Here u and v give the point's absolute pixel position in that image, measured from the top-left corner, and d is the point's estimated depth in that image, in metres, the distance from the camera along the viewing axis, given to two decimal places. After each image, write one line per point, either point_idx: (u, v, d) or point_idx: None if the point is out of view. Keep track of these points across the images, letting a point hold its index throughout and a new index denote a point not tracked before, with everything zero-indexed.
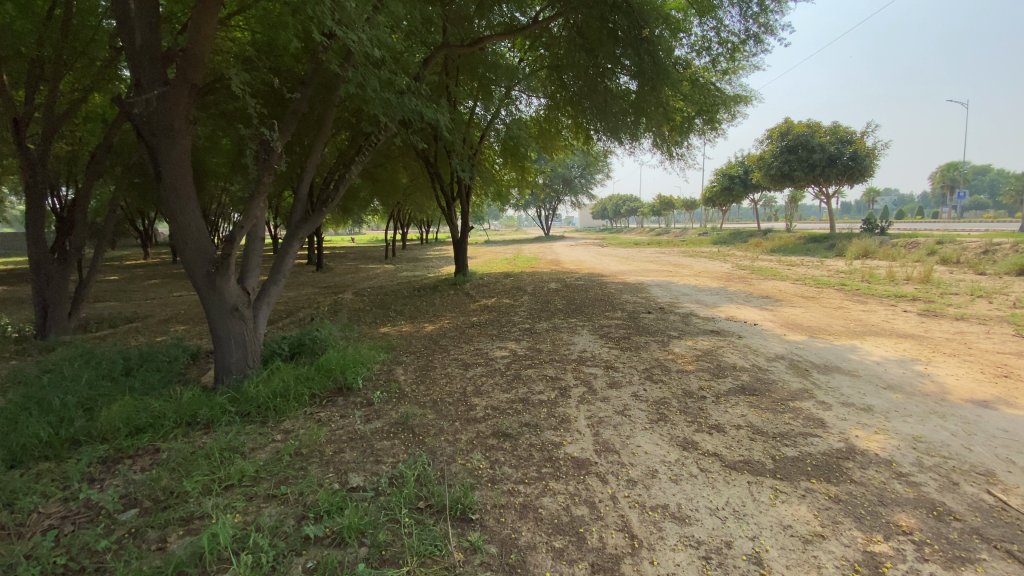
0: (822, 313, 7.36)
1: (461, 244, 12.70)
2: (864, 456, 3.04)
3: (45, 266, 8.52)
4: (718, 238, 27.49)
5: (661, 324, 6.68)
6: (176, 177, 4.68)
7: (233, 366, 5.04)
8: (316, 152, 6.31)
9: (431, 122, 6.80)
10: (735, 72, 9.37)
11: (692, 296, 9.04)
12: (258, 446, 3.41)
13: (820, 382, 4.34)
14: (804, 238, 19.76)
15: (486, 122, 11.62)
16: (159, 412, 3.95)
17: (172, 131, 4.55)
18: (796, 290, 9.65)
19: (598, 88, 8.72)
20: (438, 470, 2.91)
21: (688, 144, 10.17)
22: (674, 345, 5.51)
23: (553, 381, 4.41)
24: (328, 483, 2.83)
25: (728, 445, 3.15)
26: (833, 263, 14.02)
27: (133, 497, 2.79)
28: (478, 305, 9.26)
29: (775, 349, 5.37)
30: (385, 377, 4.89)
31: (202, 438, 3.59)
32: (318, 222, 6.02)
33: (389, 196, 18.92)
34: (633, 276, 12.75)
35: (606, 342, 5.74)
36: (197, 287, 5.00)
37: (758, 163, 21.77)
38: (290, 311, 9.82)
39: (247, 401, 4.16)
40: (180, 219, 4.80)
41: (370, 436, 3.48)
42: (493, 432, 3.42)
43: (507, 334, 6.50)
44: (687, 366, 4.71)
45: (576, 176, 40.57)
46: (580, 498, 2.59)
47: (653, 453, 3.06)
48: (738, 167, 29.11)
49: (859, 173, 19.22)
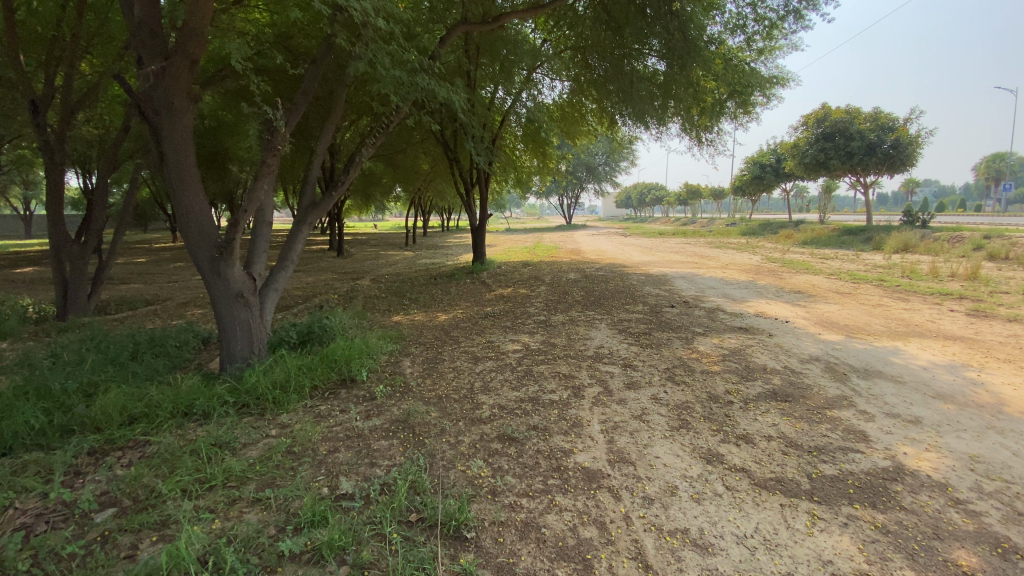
0: (859, 310, 6.88)
1: (479, 231, 12.40)
2: (914, 478, 2.70)
3: (64, 249, 8.59)
4: (746, 229, 26.61)
5: (685, 318, 6.31)
6: (178, 157, 4.52)
7: (238, 354, 4.89)
8: (327, 133, 6.06)
9: (445, 101, 6.48)
10: (771, 52, 8.80)
11: (719, 290, 8.59)
12: (251, 442, 3.22)
13: (860, 389, 3.96)
14: (838, 231, 18.89)
15: (508, 106, 11.23)
16: (155, 401, 3.81)
17: (172, 108, 4.38)
18: (830, 285, 9.10)
19: (624, 70, 8.40)
20: (435, 478, 2.67)
21: (719, 128, 9.63)
22: (698, 342, 5.16)
23: (567, 379, 4.13)
24: (317, 487, 2.63)
25: (758, 459, 2.84)
26: (870, 257, 13.30)
27: (112, 496, 2.65)
28: (494, 295, 9.00)
29: (809, 349, 4.97)
30: (391, 370, 4.66)
31: (195, 431, 3.44)
32: (328, 206, 5.80)
33: (409, 182, 18.71)
34: (658, 267, 12.33)
35: (624, 338, 5.41)
36: (201, 272, 4.85)
37: (792, 151, 20.87)
38: (306, 297, 9.73)
39: (246, 391, 3.99)
40: (183, 201, 4.64)
41: (368, 434, 3.27)
42: (498, 435, 3.16)
43: (522, 326, 6.23)
44: (712, 367, 4.36)
45: (600, 164, 39.78)
46: (588, 517, 2.32)
47: (673, 466, 2.75)
48: (770, 155, 28.04)
49: (901, 163, 18.20)
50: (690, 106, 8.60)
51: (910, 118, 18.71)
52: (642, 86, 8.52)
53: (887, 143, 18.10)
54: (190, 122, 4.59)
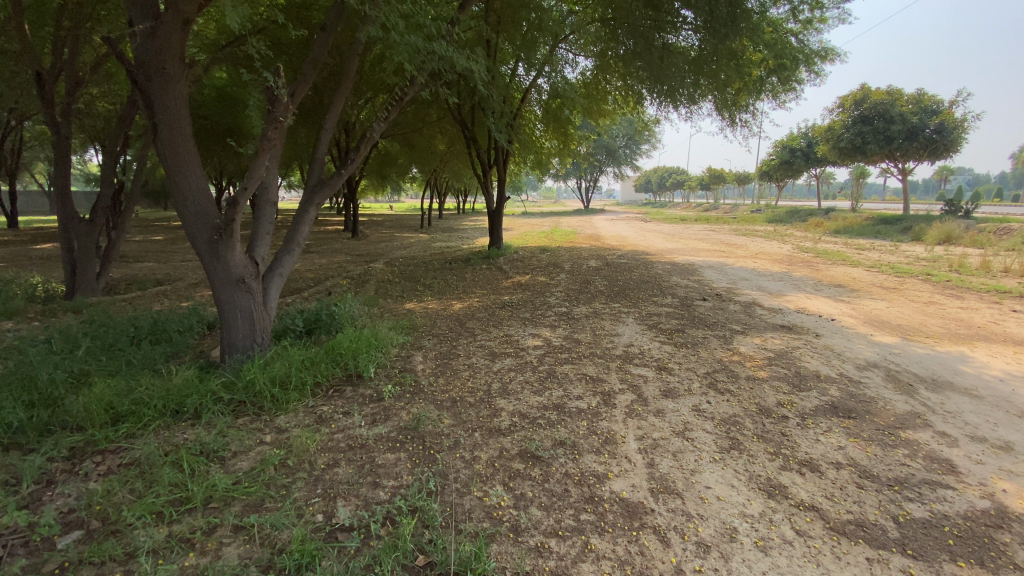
0: (910, 309, 6.32)
1: (496, 215, 11.90)
2: (1022, 524, 2.25)
3: (72, 227, 8.35)
4: (773, 216, 25.66)
5: (720, 314, 5.81)
6: (172, 128, 4.11)
7: (240, 344, 4.55)
8: (336, 106, 5.62)
9: (463, 71, 6.00)
10: (819, 23, 8.08)
11: (752, 282, 8.04)
12: (241, 450, 2.86)
13: (934, 405, 3.48)
14: (873, 219, 18.00)
15: (529, 83, 10.74)
16: (144, 397, 3.47)
17: (164, 73, 3.96)
18: (873, 279, 8.48)
19: (654, 45, 7.82)
20: (448, 506, 2.28)
21: (756, 107, 8.96)
22: (738, 342, 4.69)
23: (595, 383, 3.70)
24: (310, 514, 2.26)
25: (829, 494, 2.43)
26: (910, 248, 12.53)
27: (79, 517, 2.30)
28: (511, 282, 8.57)
29: (864, 353, 4.48)
30: (401, 366, 4.28)
31: (183, 434, 3.09)
32: (336, 185, 5.39)
33: (426, 162, 18.24)
34: (683, 255, 11.77)
35: (656, 335, 4.96)
36: (200, 254, 4.48)
37: (826, 134, 19.87)
38: (318, 280, 9.42)
39: (243, 387, 3.64)
40: (179, 178, 4.24)
41: (372, 445, 2.89)
42: (520, 451, 2.75)
43: (542, 319, 5.80)
44: (759, 373, 3.90)
45: (621, 146, 38.72)
46: (632, 568, 1.92)
47: (728, 501, 2.33)
48: (800, 139, 26.90)
49: (944, 148, 17.17)
50: (729, 81, 7.94)
51: (956, 102, 17.61)
52: (671, 62, 7.88)
53: (930, 128, 17.09)
54: (186, 90, 4.17)
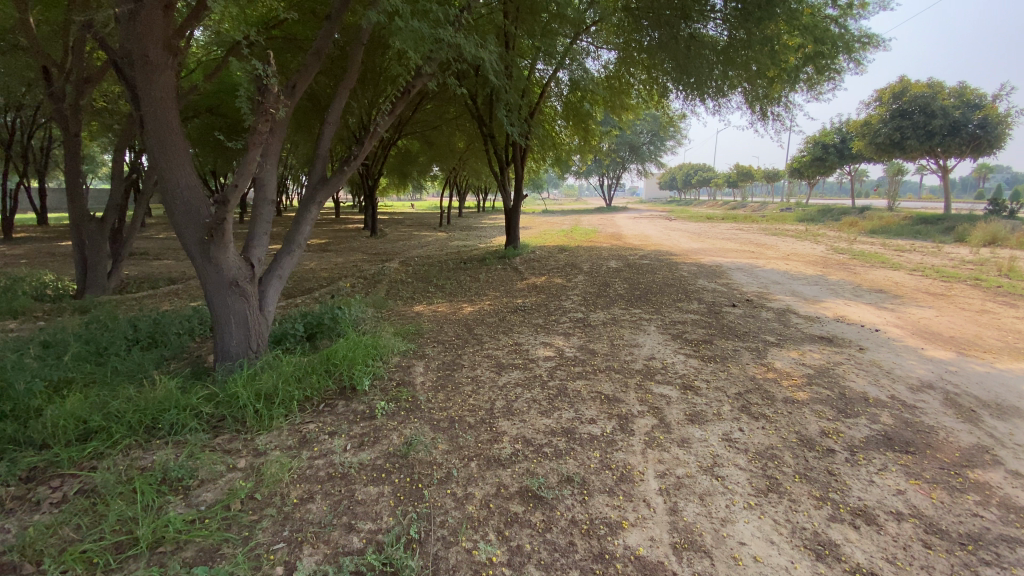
0: (961, 318, 5.74)
1: (514, 214, 11.47)
2: None
3: (83, 225, 8.32)
4: (803, 215, 24.71)
5: (751, 323, 5.34)
6: (158, 122, 3.88)
7: (234, 351, 4.29)
8: (340, 98, 5.32)
9: (472, 58, 5.67)
10: (862, 7, 7.48)
11: (785, 286, 7.51)
12: (209, 477, 2.56)
13: (1005, 437, 2.98)
14: (911, 219, 17.07)
15: (547, 78, 10.34)
16: (120, 410, 3.22)
17: (147, 61, 3.75)
18: (917, 284, 7.84)
19: (680, 36, 7.41)
20: (429, 562, 1.94)
21: (789, 99, 8.40)
22: (773, 357, 4.23)
23: (610, 405, 3.30)
24: (269, 566, 1.94)
25: (890, 556, 1.99)
26: (954, 250, 11.70)
27: (11, 559, 2.04)
28: (525, 283, 8.20)
29: (915, 372, 3.97)
30: (400, 377, 3.93)
31: (150, 457, 2.83)
32: (339, 182, 5.08)
33: (444, 161, 17.98)
34: (708, 256, 11.21)
35: (680, 346, 4.53)
36: (191, 256, 4.21)
37: (862, 129, 18.95)
38: (330, 280, 9.20)
39: (226, 402, 3.35)
40: (168, 174, 4.00)
41: (354, 475, 2.55)
42: (520, 490, 2.38)
43: (556, 325, 5.42)
44: (797, 395, 3.45)
45: (644, 143, 37.93)
46: None
47: (767, 564, 1.93)
48: (834, 134, 25.83)
49: (989, 144, 16.15)
50: (761, 72, 7.43)
51: (1001, 95, 16.57)
52: (699, 55, 7.47)
53: (973, 123, 16.07)
54: (173, 81, 3.95)
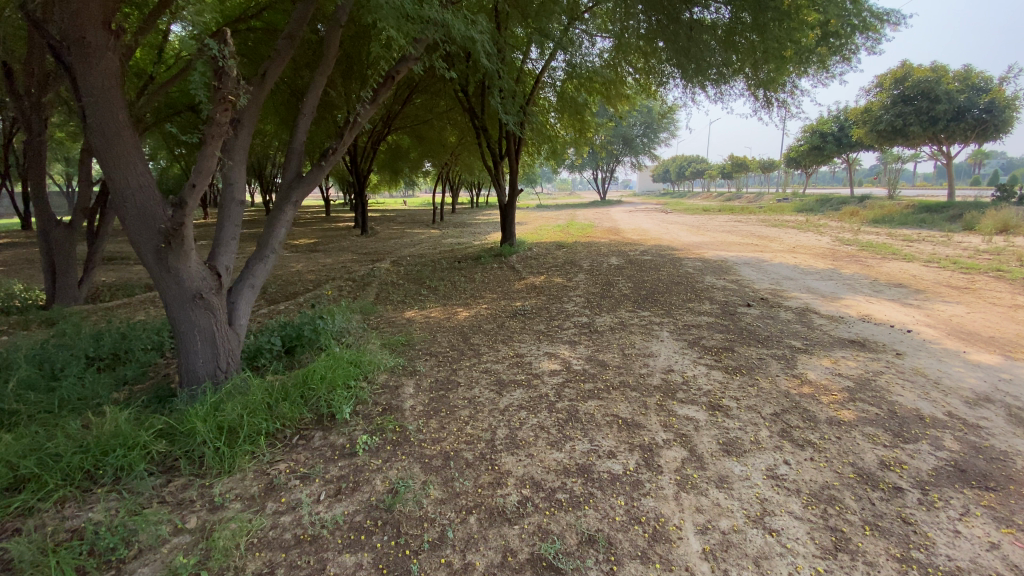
0: (995, 314, 5.33)
1: (507, 209, 10.93)
2: None
3: (49, 230, 7.76)
4: (802, 204, 24.37)
5: (771, 325, 4.90)
6: (101, 113, 3.36)
7: (200, 371, 3.80)
8: (315, 84, 4.77)
9: (460, 35, 5.14)
10: None
11: (798, 282, 7.11)
12: (148, 545, 2.09)
13: None
14: (914, 207, 16.70)
15: (541, 69, 9.96)
16: (57, 452, 2.71)
17: (85, 44, 3.24)
18: (936, 276, 7.43)
19: (681, 19, 6.94)
20: None
21: (796, 84, 7.98)
22: (804, 366, 3.79)
23: (630, 432, 2.84)
24: None
25: None
26: (965, 239, 11.34)
27: None
28: (523, 283, 7.74)
29: (967, 382, 3.53)
30: (386, 400, 3.45)
31: (86, 514, 2.34)
32: (314, 179, 4.55)
33: (436, 156, 17.41)
34: (712, 250, 10.80)
35: (699, 355, 4.08)
36: (148, 266, 3.69)
37: (862, 116, 18.59)
38: (317, 283, 8.69)
39: (184, 439, 2.84)
40: (116, 174, 3.48)
41: (327, 537, 2.09)
42: (531, 558, 1.92)
43: (560, 332, 4.95)
44: (842, 415, 3.01)
45: (637, 134, 37.39)
46: None
47: None
48: (832, 123, 25.52)
49: (995, 129, 15.77)
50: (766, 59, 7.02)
51: (1007, 78, 16.16)
52: (700, 40, 7.04)
53: (978, 107, 15.68)
54: (116, 66, 3.44)
